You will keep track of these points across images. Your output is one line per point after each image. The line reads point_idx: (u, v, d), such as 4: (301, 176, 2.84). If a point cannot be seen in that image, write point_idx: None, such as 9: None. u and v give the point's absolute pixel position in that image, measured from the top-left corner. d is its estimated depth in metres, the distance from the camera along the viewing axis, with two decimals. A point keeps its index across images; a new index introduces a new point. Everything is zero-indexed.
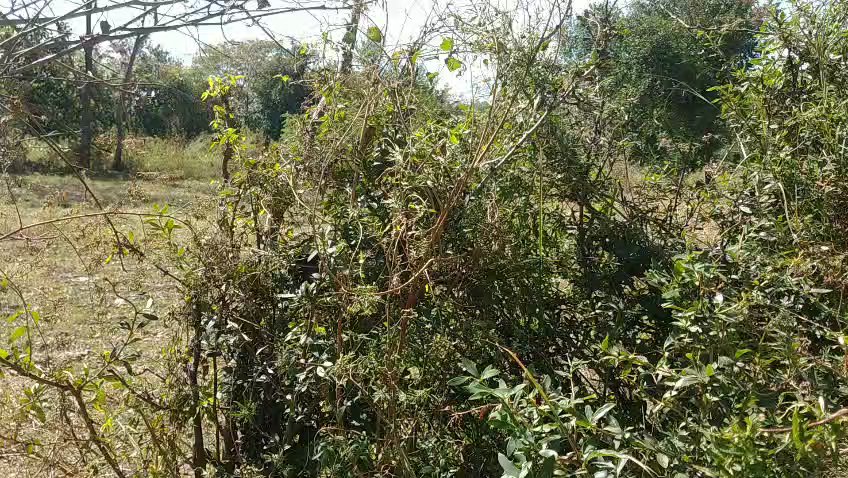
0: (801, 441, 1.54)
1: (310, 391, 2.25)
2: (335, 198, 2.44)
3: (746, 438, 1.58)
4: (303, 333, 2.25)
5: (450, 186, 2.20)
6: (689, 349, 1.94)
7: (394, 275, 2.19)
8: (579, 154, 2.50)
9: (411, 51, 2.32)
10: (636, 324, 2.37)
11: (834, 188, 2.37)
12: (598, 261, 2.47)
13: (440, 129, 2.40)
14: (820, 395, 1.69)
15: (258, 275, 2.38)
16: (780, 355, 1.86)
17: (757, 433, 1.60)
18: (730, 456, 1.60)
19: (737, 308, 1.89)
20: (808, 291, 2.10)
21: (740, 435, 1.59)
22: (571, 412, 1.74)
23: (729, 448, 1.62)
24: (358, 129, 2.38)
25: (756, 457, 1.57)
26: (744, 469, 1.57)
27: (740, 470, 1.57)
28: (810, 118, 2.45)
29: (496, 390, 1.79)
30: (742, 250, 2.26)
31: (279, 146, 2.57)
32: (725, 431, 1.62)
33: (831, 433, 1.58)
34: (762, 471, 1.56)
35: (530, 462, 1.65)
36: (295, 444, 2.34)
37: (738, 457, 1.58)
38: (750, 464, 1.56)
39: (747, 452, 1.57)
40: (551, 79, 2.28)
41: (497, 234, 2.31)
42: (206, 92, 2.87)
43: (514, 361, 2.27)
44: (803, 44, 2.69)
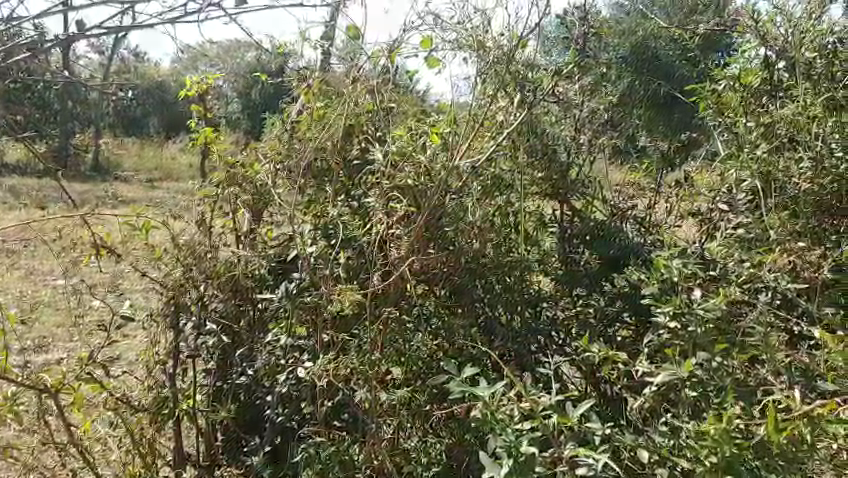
0: (775, 433, 1.57)
1: (291, 392, 2.24)
2: (316, 197, 2.37)
3: (722, 431, 1.59)
4: (284, 334, 2.25)
5: (431, 186, 2.20)
6: (668, 345, 1.93)
7: (374, 274, 2.19)
8: (560, 152, 2.50)
9: (390, 49, 2.29)
10: (616, 323, 2.41)
11: (812, 187, 2.42)
12: (581, 259, 2.53)
13: (420, 128, 2.37)
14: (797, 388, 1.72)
15: (237, 276, 2.37)
16: (760, 351, 1.88)
17: (733, 425, 1.61)
18: (706, 448, 1.64)
19: (716, 303, 1.89)
20: (785, 289, 2.10)
21: (716, 427, 1.60)
22: (552, 410, 1.76)
23: (705, 440, 1.64)
24: (337, 126, 2.32)
25: (731, 450, 1.59)
26: (720, 460, 1.60)
27: (716, 462, 1.60)
28: (786, 115, 2.49)
29: (477, 388, 1.79)
30: (721, 247, 2.31)
31: (257, 145, 2.51)
32: (702, 424, 1.64)
33: (806, 425, 1.63)
34: (738, 463, 1.60)
35: (511, 458, 1.65)
36: (276, 445, 2.35)
37: (713, 449, 1.61)
38: (726, 457, 1.59)
39: (721, 445, 1.59)
40: (532, 77, 2.32)
41: (479, 233, 2.27)
42: (183, 90, 2.84)
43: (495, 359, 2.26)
44: (779, 43, 2.71)
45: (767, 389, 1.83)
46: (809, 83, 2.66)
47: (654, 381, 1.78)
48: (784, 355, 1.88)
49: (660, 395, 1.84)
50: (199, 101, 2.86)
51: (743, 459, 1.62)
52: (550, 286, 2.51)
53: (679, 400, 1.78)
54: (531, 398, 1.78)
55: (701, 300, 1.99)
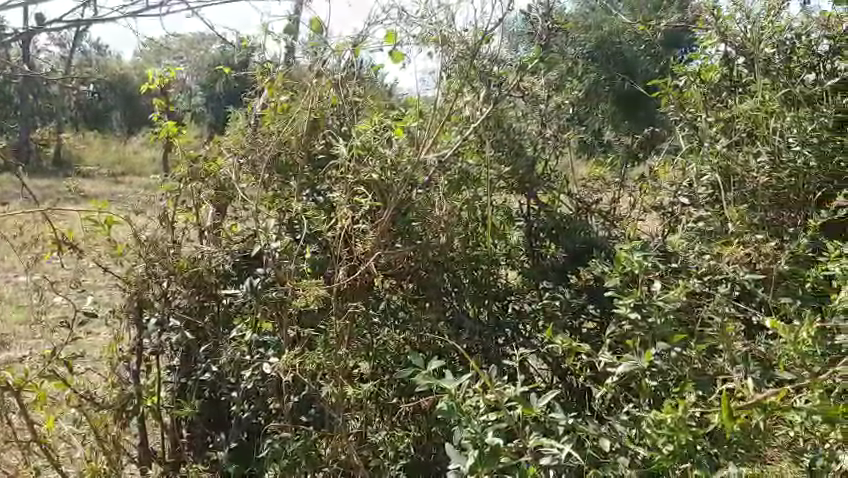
0: (730, 421, 1.59)
1: (257, 388, 2.22)
2: (280, 192, 2.30)
3: (678, 419, 1.63)
4: (248, 330, 2.20)
5: (396, 180, 2.20)
6: (628, 336, 1.95)
7: (340, 268, 2.18)
8: (525, 146, 2.54)
9: (355, 43, 2.28)
10: (582, 314, 2.43)
11: (769, 182, 2.50)
12: (545, 252, 2.58)
13: (383, 121, 2.35)
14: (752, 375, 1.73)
15: (201, 273, 2.32)
16: (715, 340, 1.95)
17: (689, 414, 1.65)
18: (662, 436, 1.68)
19: (677, 295, 1.92)
20: (744, 279, 2.17)
21: (672, 416, 1.64)
22: (517, 401, 1.78)
23: (662, 428, 1.68)
24: (301, 121, 2.28)
25: (687, 438, 1.63)
26: (676, 448, 1.64)
27: (672, 450, 1.65)
28: (744, 110, 2.54)
29: (442, 380, 1.80)
30: (682, 240, 2.39)
31: (221, 139, 2.49)
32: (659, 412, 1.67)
33: (762, 414, 1.65)
34: (692, 448, 1.64)
35: (476, 450, 1.67)
36: (242, 442, 2.34)
37: (669, 437, 1.65)
38: (680, 444, 1.63)
39: (677, 433, 1.63)
40: (495, 71, 2.37)
41: (445, 228, 2.28)
42: (145, 84, 2.81)
43: (461, 352, 2.29)
44: (739, 39, 2.78)
45: (724, 377, 1.87)
46: (767, 78, 2.73)
47: (615, 371, 1.80)
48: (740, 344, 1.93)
49: (621, 384, 1.88)
50: (161, 95, 2.82)
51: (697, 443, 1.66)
52: (517, 279, 2.54)
53: (639, 390, 1.83)
54: (495, 390, 1.81)
55: (660, 292, 2.04)
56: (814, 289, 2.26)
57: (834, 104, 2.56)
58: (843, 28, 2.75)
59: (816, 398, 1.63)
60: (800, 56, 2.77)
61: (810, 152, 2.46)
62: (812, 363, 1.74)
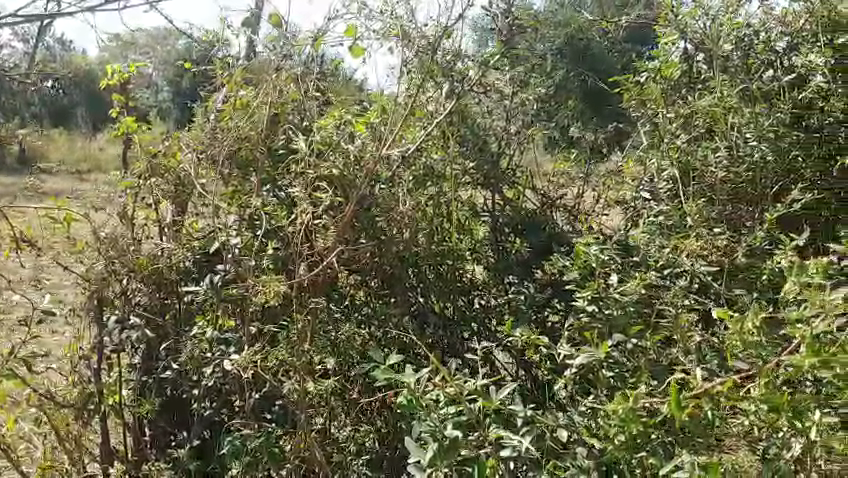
0: (679, 410, 1.61)
1: (220, 385, 2.22)
2: (240, 188, 2.33)
3: (629, 410, 1.66)
4: (209, 327, 2.19)
5: (357, 176, 2.20)
6: (586, 328, 1.99)
7: (301, 264, 2.17)
8: (490, 142, 2.56)
9: (315, 36, 2.28)
10: (546, 308, 2.47)
11: (726, 177, 2.55)
12: (510, 248, 2.55)
13: (344, 116, 2.33)
14: (701, 365, 1.75)
15: (161, 270, 2.31)
16: (670, 331, 1.99)
17: (640, 403, 1.67)
18: (613, 426, 1.71)
19: (633, 288, 1.97)
20: (701, 272, 2.23)
21: (623, 407, 1.66)
22: (477, 395, 1.79)
23: (613, 419, 1.71)
24: (260, 117, 2.26)
25: (638, 428, 1.67)
26: (628, 438, 1.69)
27: (624, 440, 1.69)
28: (703, 106, 2.57)
29: (401, 375, 1.80)
30: (644, 234, 2.43)
31: (180, 134, 2.46)
32: (610, 404, 1.71)
33: (710, 402, 1.67)
34: (643, 438, 1.70)
35: (435, 443, 1.68)
36: (205, 439, 2.32)
37: (621, 427, 1.69)
38: (632, 433, 1.67)
39: (629, 423, 1.67)
40: (458, 67, 2.37)
41: (409, 224, 2.27)
42: (105, 79, 2.76)
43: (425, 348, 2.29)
44: (699, 36, 2.82)
45: (677, 367, 1.90)
46: (726, 75, 2.76)
47: (573, 364, 1.82)
48: (695, 334, 1.96)
49: (580, 376, 1.90)
50: (121, 91, 2.78)
51: (648, 431, 1.70)
52: (483, 275, 2.53)
53: (596, 382, 1.87)
54: (456, 383, 1.81)
55: (618, 285, 2.06)
56: (771, 281, 2.30)
57: (791, 99, 2.62)
58: (800, 25, 2.79)
59: (763, 387, 1.68)
60: (758, 53, 2.79)
61: (767, 145, 2.54)
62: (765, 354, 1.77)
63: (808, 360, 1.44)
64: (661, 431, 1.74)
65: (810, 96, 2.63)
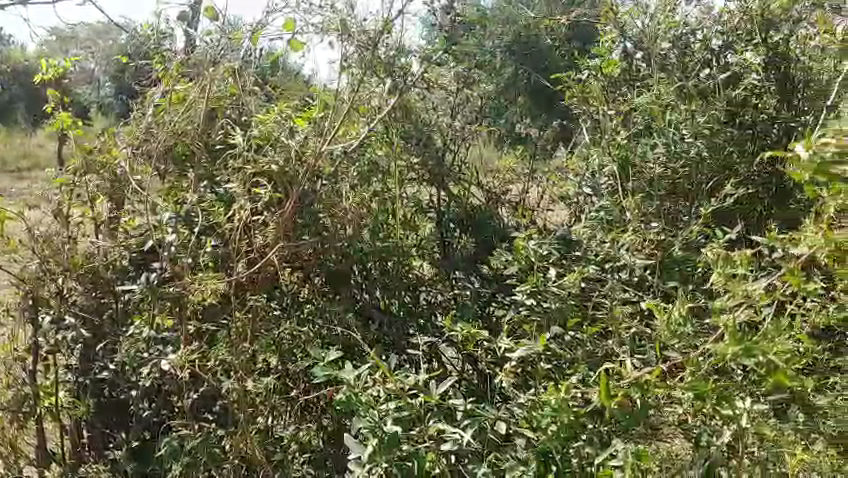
0: (608, 400, 1.65)
1: (159, 385, 2.18)
2: (177, 185, 2.29)
3: (561, 400, 1.71)
4: (146, 326, 2.14)
5: (297, 171, 2.15)
6: (527, 321, 2.04)
7: (239, 262, 2.14)
8: (435, 138, 2.57)
9: (253, 30, 2.24)
10: (490, 304, 2.45)
11: (664, 170, 2.60)
12: (457, 244, 2.57)
13: (286, 112, 2.28)
14: (628, 355, 1.81)
15: (97, 269, 2.24)
16: (607, 324, 2.04)
17: (570, 394, 1.74)
18: (547, 417, 1.74)
19: (570, 282, 2.01)
20: (637, 264, 2.28)
21: (555, 396, 1.72)
22: (418, 389, 1.81)
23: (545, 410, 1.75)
24: (197, 111, 2.23)
25: (570, 417, 1.71)
26: (560, 428, 1.72)
27: (555, 429, 1.72)
28: (643, 103, 2.69)
29: (341, 372, 1.81)
30: (587, 228, 2.45)
31: (115, 130, 2.37)
32: (543, 395, 1.76)
33: (637, 392, 1.72)
34: (574, 427, 1.73)
35: (375, 439, 1.68)
36: (144, 442, 2.26)
37: (553, 418, 1.72)
38: (565, 424, 1.71)
39: (560, 413, 1.71)
40: (401, 63, 2.36)
41: (352, 220, 2.28)
42: (39, 74, 2.68)
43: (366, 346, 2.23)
44: (637, 35, 2.90)
45: (612, 359, 1.94)
46: (664, 74, 2.85)
47: (513, 356, 1.87)
48: (630, 326, 2.00)
49: (518, 369, 1.96)
50: (56, 86, 2.70)
51: (580, 422, 1.74)
52: (429, 271, 2.53)
53: (535, 374, 1.91)
54: (396, 378, 1.81)
55: (556, 278, 2.09)
56: (707, 273, 2.36)
57: (725, 97, 2.69)
58: (734, 24, 2.88)
59: (690, 377, 1.68)
60: (696, 52, 2.86)
61: (702, 143, 2.61)
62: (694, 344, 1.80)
63: (730, 350, 1.49)
64: (596, 420, 1.76)
65: (744, 93, 2.71)
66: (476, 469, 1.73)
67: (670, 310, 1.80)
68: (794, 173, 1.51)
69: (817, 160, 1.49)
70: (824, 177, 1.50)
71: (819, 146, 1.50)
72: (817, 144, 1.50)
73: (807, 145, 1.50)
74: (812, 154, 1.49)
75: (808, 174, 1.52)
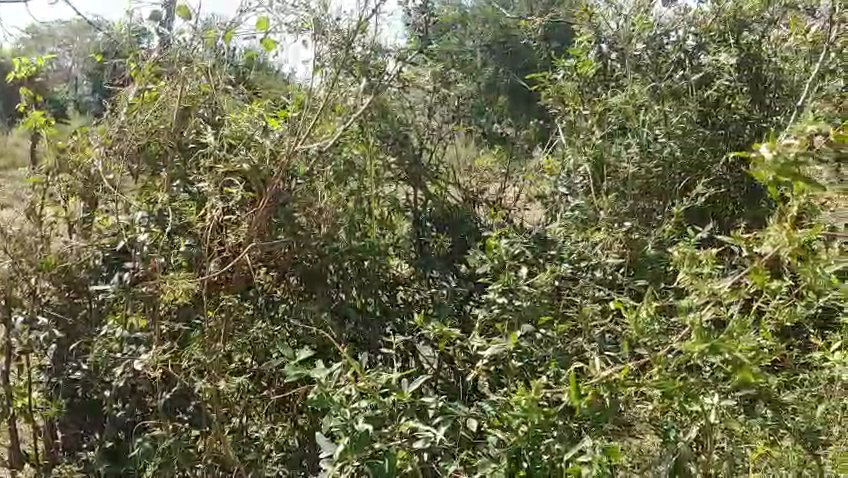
0: (577, 398, 1.67)
1: (132, 386, 2.17)
2: (151, 184, 2.28)
3: (530, 401, 1.71)
4: (119, 326, 2.15)
5: (270, 170, 2.14)
6: (498, 320, 2.06)
7: (211, 261, 2.13)
8: (411, 137, 2.57)
9: (226, 29, 2.26)
10: (467, 302, 2.44)
11: (637, 169, 2.63)
12: (433, 243, 2.58)
13: (260, 111, 2.29)
14: (598, 352, 1.82)
15: (70, 268, 2.24)
16: (578, 322, 2.05)
17: (541, 394, 1.74)
18: (517, 417, 1.76)
19: (541, 281, 2.05)
20: (607, 263, 2.32)
21: (525, 396, 1.72)
22: (388, 388, 1.82)
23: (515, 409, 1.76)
24: (169, 110, 2.23)
25: (539, 417, 1.72)
26: (530, 428, 1.73)
27: (526, 430, 1.74)
28: (617, 104, 2.70)
29: (313, 371, 1.83)
30: (562, 227, 2.47)
31: (88, 129, 2.36)
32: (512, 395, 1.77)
33: (606, 390, 1.74)
34: (544, 426, 1.75)
35: (347, 437, 1.68)
36: (119, 442, 2.25)
37: (523, 418, 1.74)
38: (534, 423, 1.72)
39: (531, 414, 1.72)
40: (375, 63, 2.38)
41: (327, 218, 2.30)
42: (12, 72, 2.65)
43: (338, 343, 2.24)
44: (612, 36, 2.94)
45: (582, 356, 1.97)
46: (638, 74, 2.87)
47: (485, 355, 1.89)
48: (599, 324, 2.03)
49: (490, 367, 1.96)
50: (30, 84, 2.67)
51: (548, 421, 1.76)
52: (406, 270, 2.54)
53: (507, 372, 1.92)
54: (368, 377, 1.81)
55: (528, 277, 2.10)
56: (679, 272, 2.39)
57: (697, 97, 2.76)
58: (708, 25, 2.91)
59: (657, 375, 1.72)
60: (669, 53, 2.88)
61: (676, 143, 2.63)
62: (661, 342, 1.82)
63: (697, 347, 1.51)
64: (566, 417, 1.78)
65: (715, 94, 2.78)
66: (447, 467, 1.78)
67: (638, 307, 1.80)
68: (758, 174, 1.48)
69: (781, 162, 1.46)
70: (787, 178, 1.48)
71: (783, 147, 1.46)
72: (781, 146, 1.47)
73: (770, 146, 1.47)
74: (776, 155, 1.47)
75: (771, 176, 1.48)
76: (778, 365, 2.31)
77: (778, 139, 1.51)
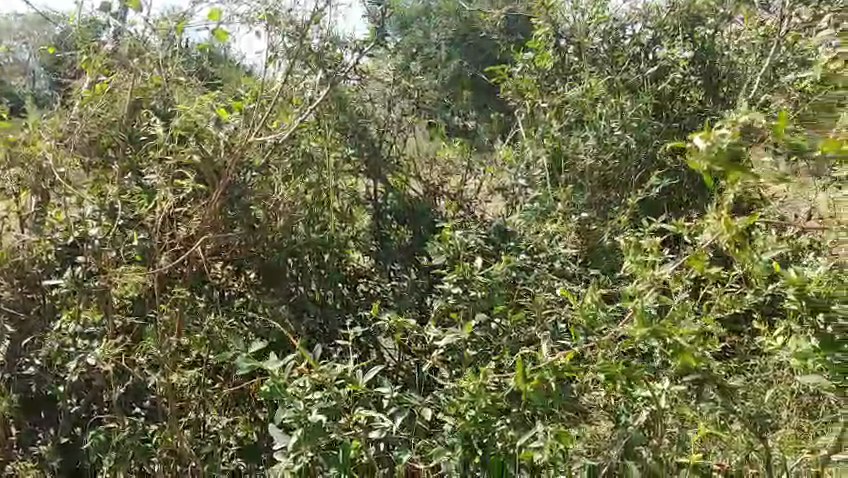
0: (523, 382, 1.70)
1: (87, 380, 2.15)
2: (103, 177, 2.25)
3: (478, 385, 1.78)
4: (72, 320, 2.12)
5: (224, 161, 2.13)
6: (453, 310, 2.09)
7: (162, 254, 2.13)
8: (370, 129, 2.56)
9: (178, 19, 2.21)
10: (428, 294, 2.44)
11: (595, 162, 2.66)
12: (393, 235, 2.57)
13: (212, 103, 2.27)
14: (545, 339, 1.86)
15: (22, 263, 2.19)
16: (532, 312, 2.09)
17: (488, 380, 1.80)
18: (465, 403, 1.80)
19: (495, 270, 2.07)
20: (563, 254, 2.35)
21: (473, 382, 1.79)
22: (345, 379, 1.78)
23: (464, 395, 1.81)
24: (122, 104, 2.22)
25: (487, 402, 1.77)
26: (477, 413, 1.77)
27: (473, 414, 1.77)
28: (574, 97, 2.71)
29: (266, 363, 1.80)
30: (521, 219, 2.49)
31: (39, 122, 2.26)
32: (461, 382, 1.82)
33: (553, 374, 1.76)
34: (492, 411, 1.78)
35: (300, 429, 1.70)
36: (75, 437, 2.24)
37: (471, 402, 1.78)
38: (481, 408, 1.77)
39: (478, 398, 1.77)
40: (330, 54, 2.36)
41: (284, 211, 2.28)
42: None
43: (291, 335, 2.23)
44: (568, 28, 2.94)
45: (535, 344, 2.02)
46: (595, 67, 2.91)
47: (439, 344, 1.94)
48: (551, 312, 2.07)
49: (443, 355, 2.02)
50: None
51: (498, 407, 1.80)
52: (367, 264, 2.53)
53: (462, 361, 1.98)
54: (321, 369, 1.78)
55: (483, 268, 2.12)
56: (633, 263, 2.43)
57: (652, 90, 2.81)
58: (664, 19, 2.95)
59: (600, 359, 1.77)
60: (626, 46, 2.93)
61: (631, 135, 2.68)
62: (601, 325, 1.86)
63: (639, 332, 1.58)
64: (517, 403, 1.80)
65: (670, 87, 2.84)
66: (402, 456, 1.79)
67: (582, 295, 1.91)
68: (695, 164, 1.53)
69: (715, 151, 1.50)
70: (721, 166, 1.53)
71: (717, 137, 1.52)
72: (715, 135, 1.52)
73: (705, 136, 1.52)
74: (711, 144, 1.52)
75: (706, 165, 1.53)
76: (729, 351, 2.36)
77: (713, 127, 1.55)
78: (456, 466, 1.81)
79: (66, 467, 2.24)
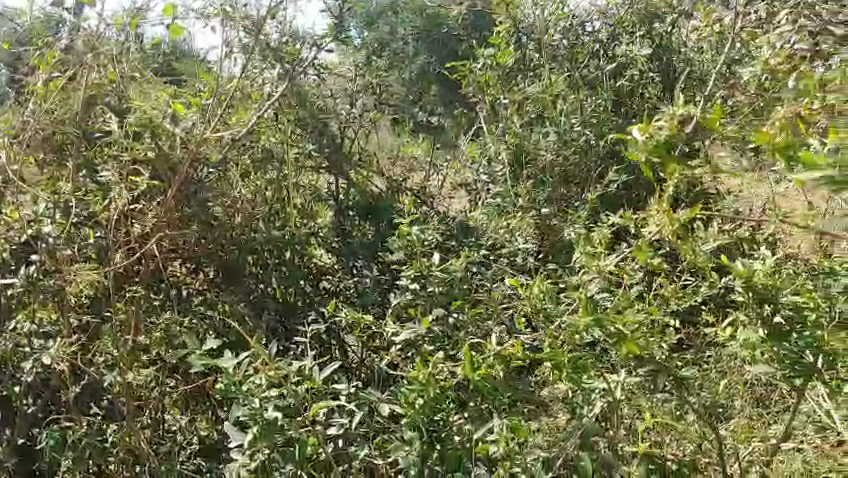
0: (471, 372, 1.76)
1: (42, 381, 2.12)
2: (58, 174, 2.20)
3: (428, 374, 1.79)
4: (26, 320, 2.08)
5: (179, 157, 2.13)
6: (411, 305, 2.11)
7: (116, 252, 2.11)
8: (331, 125, 2.56)
9: (132, 15, 2.15)
10: (390, 291, 2.45)
11: (555, 157, 2.68)
12: (355, 232, 2.57)
13: (167, 100, 2.25)
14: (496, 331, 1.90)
15: None
16: (489, 308, 2.11)
17: (436, 368, 1.82)
18: (413, 392, 1.79)
19: (453, 265, 2.08)
20: (523, 249, 2.39)
21: (422, 372, 1.79)
22: (302, 377, 1.79)
23: (413, 384, 1.80)
24: (76, 99, 2.17)
25: (435, 391, 1.79)
26: (426, 401, 1.78)
27: (422, 403, 1.78)
28: (534, 94, 2.73)
29: (221, 361, 1.77)
30: (481, 215, 2.54)
31: None
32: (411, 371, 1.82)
33: (500, 363, 1.84)
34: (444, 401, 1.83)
35: (255, 426, 1.69)
36: (31, 438, 2.19)
37: (420, 391, 1.78)
38: (430, 397, 1.78)
39: (427, 387, 1.78)
40: (287, 50, 2.34)
41: (241, 208, 2.28)
42: None
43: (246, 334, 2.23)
44: (529, 24, 2.96)
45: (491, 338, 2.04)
46: (554, 63, 2.94)
47: (397, 340, 1.95)
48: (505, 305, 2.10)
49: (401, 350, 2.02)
50: None
51: (446, 394, 1.84)
52: (328, 261, 2.51)
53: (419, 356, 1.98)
54: (276, 366, 1.78)
55: (441, 263, 2.13)
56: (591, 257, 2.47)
57: (610, 87, 2.85)
58: (624, 17, 2.99)
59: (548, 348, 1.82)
60: (585, 43, 2.98)
61: (590, 131, 2.73)
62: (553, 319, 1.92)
63: (582, 321, 1.65)
64: (474, 397, 1.87)
65: (628, 84, 2.89)
66: (359, 452, 1.82)
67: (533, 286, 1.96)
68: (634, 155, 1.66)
69: (651, 142, 1.65)
70: (660, 157, 1.66)
71: (654, 130, 1.66)
72: (652, 128, 1.66)
73: (643, 129, 1.66)
74: (648, 136, 1.65)
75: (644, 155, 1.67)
76: (684, 344, 2.41)
77: (651, 122, 1.70)
78: (414, 461, 1.81)
79: (22, 468, 2.19)
